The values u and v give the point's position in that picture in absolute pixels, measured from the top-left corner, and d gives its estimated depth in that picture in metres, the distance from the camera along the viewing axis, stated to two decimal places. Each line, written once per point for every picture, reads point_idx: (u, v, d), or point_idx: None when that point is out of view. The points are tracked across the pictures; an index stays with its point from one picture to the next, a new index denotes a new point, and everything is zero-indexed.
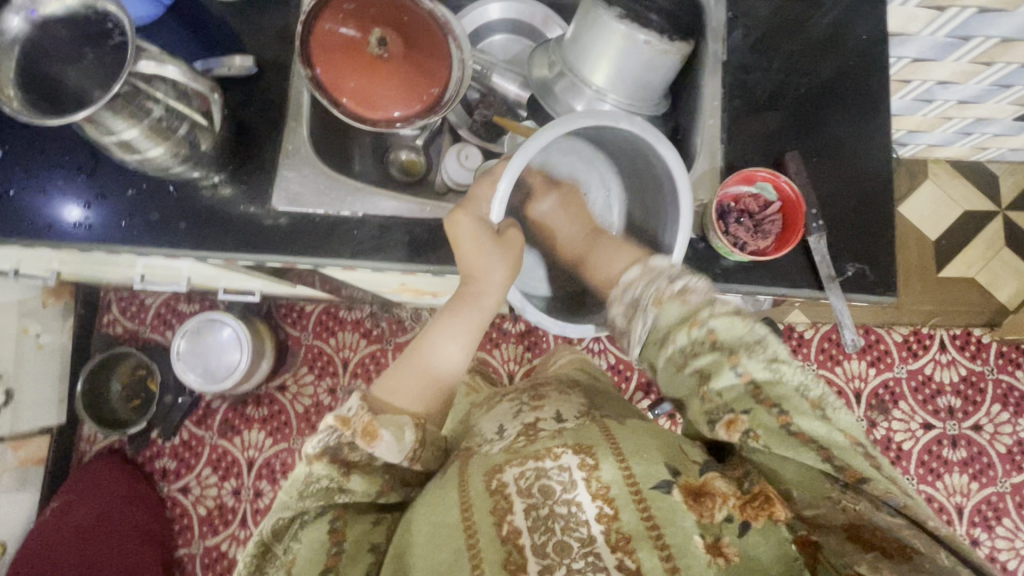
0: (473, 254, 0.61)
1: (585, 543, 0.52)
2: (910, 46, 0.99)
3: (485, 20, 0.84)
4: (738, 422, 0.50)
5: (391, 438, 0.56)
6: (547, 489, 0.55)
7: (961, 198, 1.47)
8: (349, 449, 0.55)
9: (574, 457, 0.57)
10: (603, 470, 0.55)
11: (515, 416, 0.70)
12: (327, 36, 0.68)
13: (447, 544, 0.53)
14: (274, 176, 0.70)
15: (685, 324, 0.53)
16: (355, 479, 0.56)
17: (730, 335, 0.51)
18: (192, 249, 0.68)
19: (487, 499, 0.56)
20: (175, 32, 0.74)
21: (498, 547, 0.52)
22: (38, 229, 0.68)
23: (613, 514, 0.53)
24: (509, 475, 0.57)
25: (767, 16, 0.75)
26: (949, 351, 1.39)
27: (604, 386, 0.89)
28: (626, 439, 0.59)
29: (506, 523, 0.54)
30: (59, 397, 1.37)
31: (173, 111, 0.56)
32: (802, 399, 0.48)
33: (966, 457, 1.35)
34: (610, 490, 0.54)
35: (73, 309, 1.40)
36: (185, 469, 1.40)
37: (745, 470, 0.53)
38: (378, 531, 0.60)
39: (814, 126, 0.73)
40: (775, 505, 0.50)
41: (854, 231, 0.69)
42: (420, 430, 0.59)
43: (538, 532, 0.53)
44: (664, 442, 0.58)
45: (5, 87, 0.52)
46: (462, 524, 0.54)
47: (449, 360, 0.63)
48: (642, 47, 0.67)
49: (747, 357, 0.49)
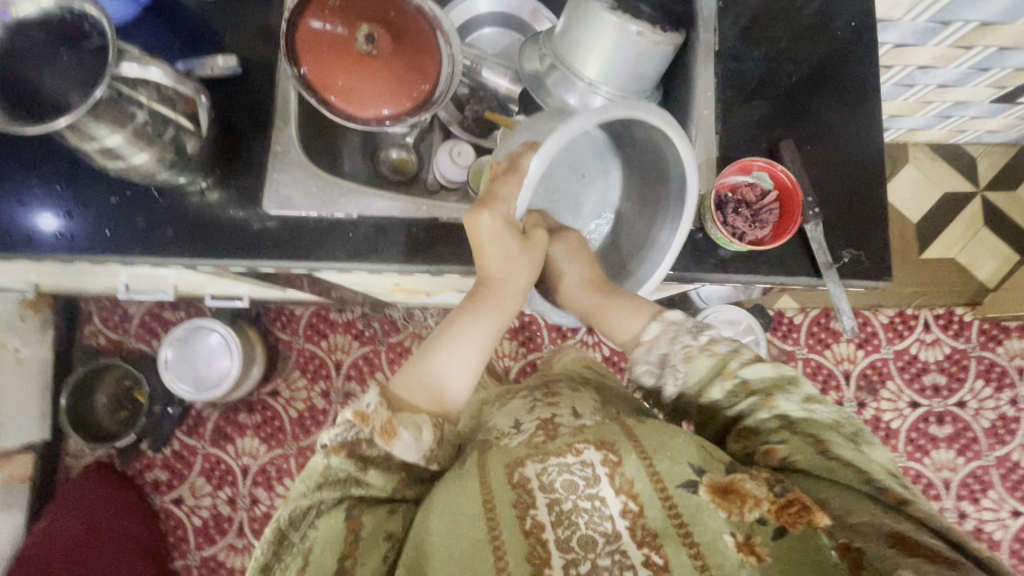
0: (496, 258, 0.60)
1: (611, 539, 0.52)
2: (892, 32, 1.00)
3: (474, 14, 0.83)
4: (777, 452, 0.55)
5: (410, 437, 0.56)
6: (570, 484, 0.56)
7: (941, 180, 1.51)
8: (366, 445, 0.56)
9: (597, 453, 0.58)
10: (626, 466, 0.56)
11: (530, 410, 0.71)
12: (313, 33, 0.67)
13: (469, 536, 0.53)
14: (265, 179, 0.68)
15: (718, 376, 0.57)
16: (374, 475, 0.57)
17: (763, 379, 0.56)
18: (181, 257, 0.66)
19: (509, 492, 0.56)
20: (155, 31, 0.71)
21: (521, 540, 0.52)
22: (16, 241, 0.65)
23: (637, 509, 0.54)
24: (530, 470, 0.58)
25: (755, 4, 0.75)
26: (934, 330, 1.43)
27: (612, 382, 0.90)
28: (646, 434, 0.59)
29: (529, 517, 0.54)
30: (42, 412, 1.33)
31: (157, 115, 0.54)
32: (835, 433, 0.53)
33: (952, 432, 1.39)
34: (635, 486, 0.55)
35: (53, 322, 1.35)
36: (178, 479, 1.37)
37: (777, 478, 0.52)
38: (393, 520, 0.59)
39: (804, 113, 0.73)
40: (814, 511, 0.48)
41: (849, 219, 0.70)
42: (438, 430, 0.59)
43: (562, 527, 0.53)
44: (685, 437, 0.57)
45: None
46: (484, 516, 0.54)
47: (460, 369, 0.62)
48: (633, 36, 0.66)
49: (784, 398, 0.55)
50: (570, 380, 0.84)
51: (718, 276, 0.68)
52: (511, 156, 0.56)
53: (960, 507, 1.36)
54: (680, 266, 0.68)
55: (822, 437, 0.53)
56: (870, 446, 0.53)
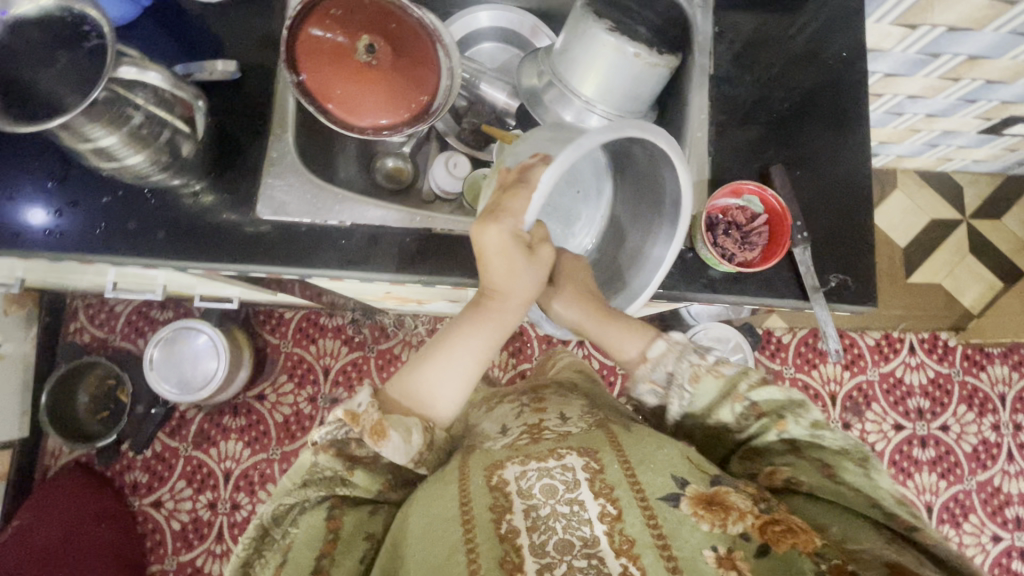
0: (502, 272, 0.57)
1: (589, 544, 0.52)
2: (883, 61, 1.03)
3: (475, 28, 0.84)
4: (781, 472, 0.57)
5: (399, 441, 0.56)
6: (550, 488, 0.56)
7: (928, 207, 1.53)
8: (355, 444, 0.56)
9: (578, 459, 0.58)
10: (606, 471, 0.56)
11: (518, 418, 0.71)
12: (314, 42, 0.68)
13: (444, 537, 0.52)
14: (260, 184, 0.68)
15: (727, 399, 0.58)
16: (359, 474, 0.58)
17: (772, 402, 0.56)
18: (170, 259, 0.66)
19: (487, 495, 0.56)
20: (155, 33, 0.71)
21: (496, 545, 0.52)
22: (2, 238, 0.65)
23: (615, 514, 0.53)
24: (510, 472, 0.58)
25: (750, 30, 0.77)
26: (919, 354, 1.45)
27: (603, 390, 0.90)
28: (631, 442, 0.60)
29: (505, 521, 0.54)
30: (22, 409, 1.31)
31: (154, 118, 0.54)
32: (846, 459, 0.54)
33: (935, 456, 1.40)
34: (614, 490, 0.54)
35: (37, 318, 1.34)
36: (158, 482, 1.35)
37: (762, 494, 0.54)
38: (375, 519, 0.60)
39: (794, 138, 0.74)
40: (800, 533, 0.50)
41: (837, 244, 0.71)
42: (427, 433, 0.59)
43: (537, 532, 0.53)
44: (669, 449, 0.57)
45: None
46: (460, 518, 0.53)
47: (455, 386, 0.60)
48: (630, 57, 0.67)
49: (793, 422, 0.55)
50: (560, 387, 0.84)
51: (707, 296, 0.68)
52: (523, 166, 0.53)
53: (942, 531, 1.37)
54: (670, 284, 0.68)
55: (829, 461, 0.55)
56: (880, 473, 0.52)
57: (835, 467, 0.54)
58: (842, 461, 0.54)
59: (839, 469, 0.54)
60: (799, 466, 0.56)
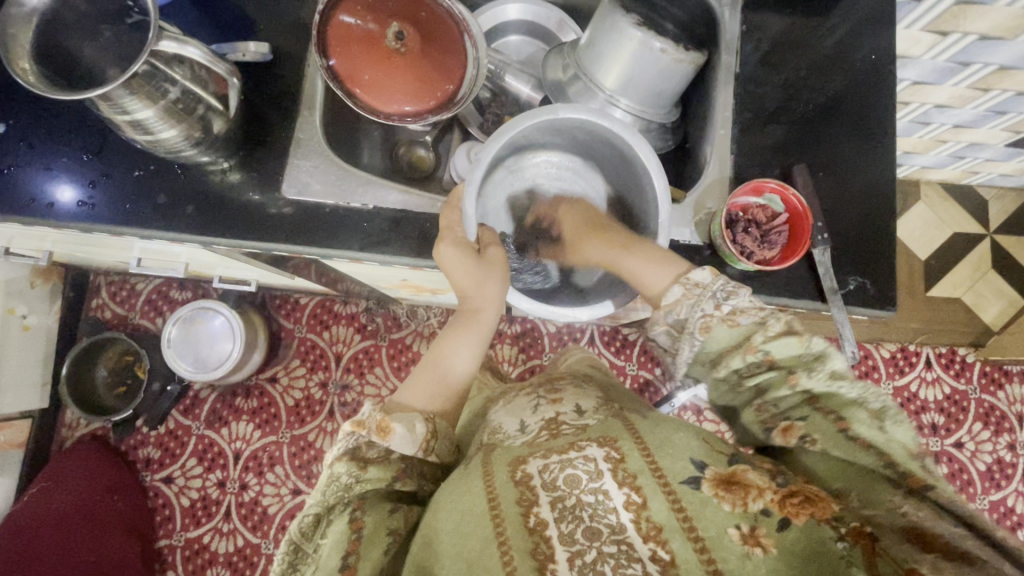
0: (466, 280, 0.64)
1: (616, 531, 0.52)
2: (911, 68, 1.02)
3: (503, 20, 0.84)
4: (796, 429, 0.54)
5: (404, 431, 0.58)
6: (573, 478, 0.56)
7: (951, 220, 1.51)
8: (366, 446, 0.58)
9: (599, 450, 0.58)
10: (629, 460, 0.56)
11: (535, 410, 0.71)
12: (345, 28, 0.69)
13: (474, 532, 0.53)
14: (286, 165, 0.69)
15: (741, 348, 0.55)
16: (373, 470, 0.58)
17: (788, 355, 0.54)
18: (196, 234, 0.67)
19: (513, 489, 0.56)
20: (191, 14, 0.73)
21: (525, 535, 0.52)
22: (37, 208, 0.67)
23: (642, 503, 0.53)
24: (533, 466, 0.58)
25: (777, 30, 0.77)
26: (935, 369, 1.42)
27: (616, 382, 0.91)
28: (649, 431, 0.60)
29: (533, 514, 0.54)
30: (43, 380, 1.34)
31: (189, 93, 0.56)
32: (861, 410, 0.51)
33: (947, 473, 1.38)
34: (638, 479, 0.54)
35: (62, 292, 1.37)
36: (170, 458, 1.38)
37: (779, 470, 0.54)
38: (396, 517, 0.59)
39: (818, 140, 0.74)
40: (817, 502, 0.50)
41: (857, 247, 0.70)
42: (430, 423, 0.62)
43: (565, 522, 0.53)
44: (688, 435, 0.58)
45: (20, 60, 0.51)
46: (489, 512, 0.54)
47: (459, 365, 0.67)
48: (654, 51, 0.68)
49: (806, 375, 0.53)
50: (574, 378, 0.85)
51: None
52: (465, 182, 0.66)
53: None
54: None
55: (845, 415, 0.52)
56: (896, 425, 0.50)
57: (849, 420, 0.52)
58: (857, 411, 0.51)
59: (853, 421, 0.51)
60: (815, 420, 0.53)
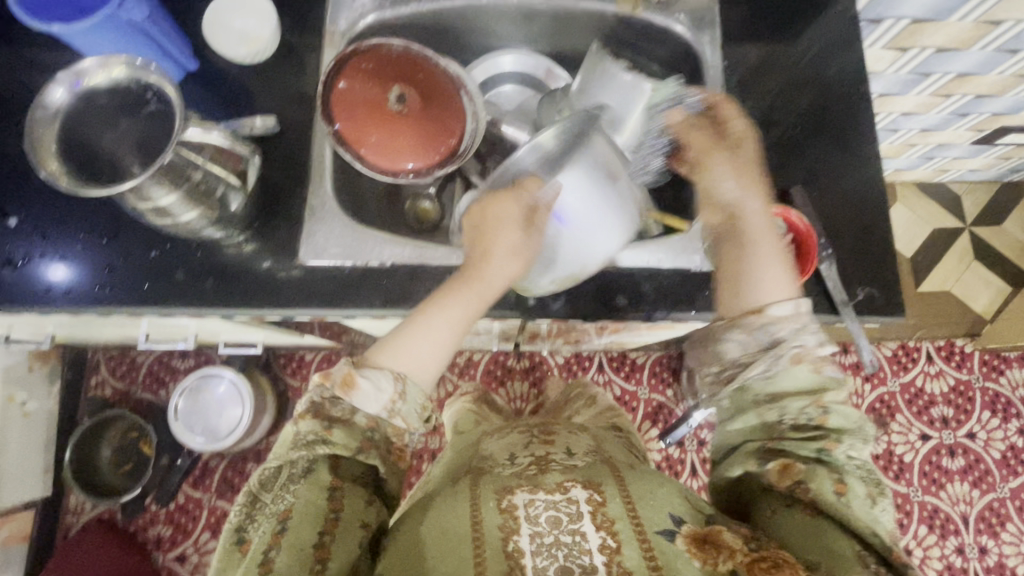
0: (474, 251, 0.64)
1: (587, 570, 0.55)
2: (877, 82, 1.09)
3: (497, 70, 0.88)
4: (795, 471, 0.59)
5: (370, 388, 0.59)
6: (554, 518, 0.60)
7: (929, 217, 1.57)
8: (330, 404, 0.60)
9: (582, 492, 0.64)
10: (608, 505, 0.62)
11: (525, 447, 0.78)
12: (349, 96, 0.72)
13: (454, 552, 0.58)
14: (302, 232, 0.70)
15: (811, 396, 0.59)
16: (339, 433, 0.60)
17: (840, 421, 0.59)
18: (217, 308, 0.68)
19: (497, 517, 0.61)
20: (195, 94, 0.75)
21: (501, 560, 0.57)
22: (55, 297, 0.67)
23: (615, 546, 0.57)
24: (518, 499, 0.63)
25: (757, 62, 0.81)
26: (937, 362, 1.46)
27: (614, 433, 0.95)
28: (632, 484, 0.66)
29: (511, 540, 0.58)
30: (45, 467, 1.30)
31: (211, 174, 0.57)
32: (858, 485, 0.58)
33: (964, 465, 1.40)
34: (615, 523, 0.59)
35: (61, 373, 1.34)
36: (182, 534, 1.33)
37: (755, 535, 0.59)
38: (371, 510, 0.63)
39: (809, 159, 0.77)
40: (785, 566, 0.53)
41: (862, 258, 0.73)
42: (400, 383, 0.61)
43: (540, 555, 0.57)
44: (668, 490, 0.66)
45: (49, 161, 0.53)
46: (471, 535, 0.60)
47: (422, 364, 0.62)
48: (663, 111, 0.74)
49: (841, 444, 0.59)
50: (568, 426, 0.90)
51: None
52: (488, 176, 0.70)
53: (981, 542, 1.36)
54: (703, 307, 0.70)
55: (845, 480, 0.58)
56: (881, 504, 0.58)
57: (847, 485, 0.58)
58: (856, 484, 0.58)
59: (850, 486, 0.58)
60: (819, 476, 0.59)
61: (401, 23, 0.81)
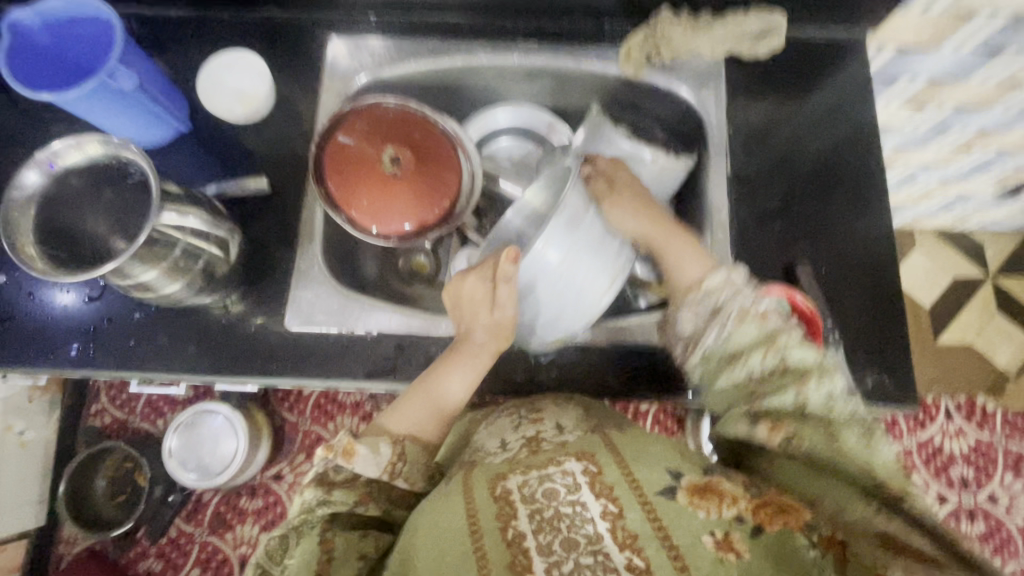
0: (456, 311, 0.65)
1: (592, 541, 0.50)
2: (893, 136, 1.05)
3: (495, 125, 0.85)
4: (784, 428, 0.53)
5: (368, 452, 0.59)
6: (551, 491, 0.53)
7: (950, 265, 1.51)
8: (333, 473, 0.58)
9: (577, 464, 0.56)
10: (606, 473, 0.55)
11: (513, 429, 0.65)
12: (345, 156, 0.71)
13: (452, 546, 0.51)
14: (288, 295, 0.69)
15: (751, 375, 0.56)
16: (340, 493, 0.58)
17: (803, 361, 0.55)
18: (199, 374, 0.67)
19: (491, 504, 0.54)
20: (190, 150, 0.74)
21: (503, 549, 0.50)
22: (40, 357, 0.66)
23: (618, 512, 0.51)
24: (512, 481, 0.56)
25: (767, 125, 0.78)
26: (956, 419, 1.39)
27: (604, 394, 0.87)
28: (626, 447, 0.59)
29: (511, 527, 0.52)
30: (40, 497, 1.30)
31: (190, 249, 0.56)
32: (857, 431, 0.51)
33: (985, 530, 1.33)
34: (615, 490, 0.53)
35: (61, 401, 1.35)
36: (172, 570, 1.32)
37: (754, 482, 0.55)
38: (368, 540, 0.58)
39: (819, 231, 0.74)
40: (791, 511, 0.50)
41: (873, 342, 0.69)
42: (398, 445, 0.61)
43: (543, 533, 0.51)
44: (663, 449, 0.59)
45: (28, 248, 0.53)
46: (467, 529, 0.52)
47: (454, 389, 0.64)
48: (665, 175, 0.73)
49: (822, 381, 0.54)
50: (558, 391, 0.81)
51: None
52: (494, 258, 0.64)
53: None
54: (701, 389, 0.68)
55: (839, 428, 0.52)
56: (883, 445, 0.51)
57: (840, 430, 0.51)
58: (852, 429, 0.52)
59: (844, 434, 0.51)
60: (809, 431, 0.52)
61: (399, 80, 0.79)
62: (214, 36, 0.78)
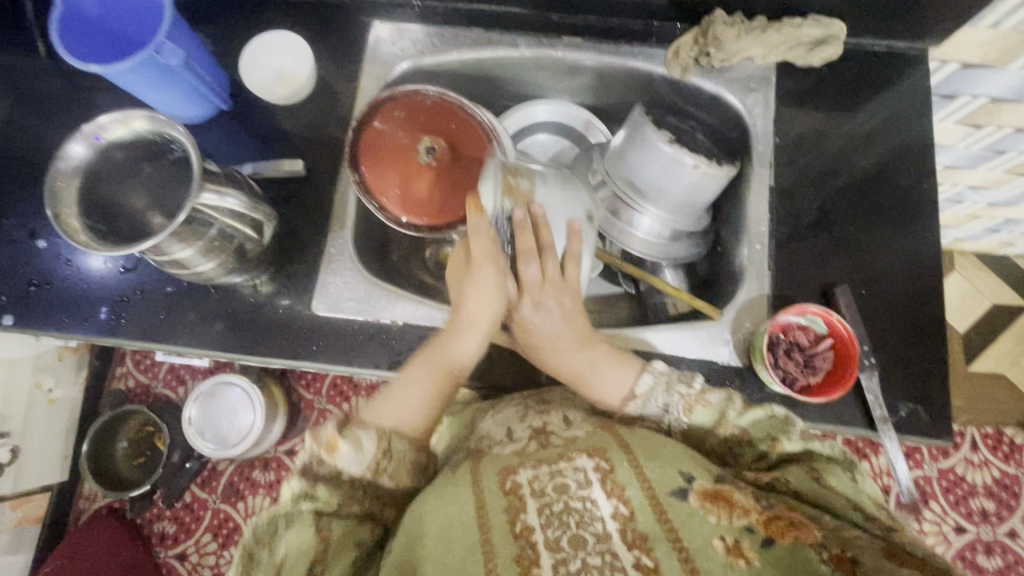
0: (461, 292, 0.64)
1: (601, 540, 0.49)
2: (944, 154, 1.01)
3: (533, 119, 0.85)
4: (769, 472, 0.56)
5: (352, 449, 0.56)
6: (562, 486, 0.52)
7: (989, 291, 1.46)
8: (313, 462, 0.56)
9: (588, 461, 0.54)
10: (618, 472, 0.53)
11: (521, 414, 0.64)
12: (380, 142, 0.70)
13: (461, 538, 0.50)
14: (317, 280, 0.69)
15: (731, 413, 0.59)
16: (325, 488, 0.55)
17: (760, 424, 0.59)
18: (226, 352, 0.67)
19: (501, 497, 0.52)
20: (229, 128, 0.75)
21: (511, 542, 0.49)
22: (72, 323, 0.68)
23: (629, 514, 0.50)
24: (523, 475, 0.54)
25: (814, 137, 0.75)
26: (981, 450, 1.35)
27: None
28: (638, 442, 0.56)
29: (520, 520, 0.51)
30: (64, 453, 1.35)
31: (225, 230, 0.57)
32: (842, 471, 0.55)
33: (1001, 565, 1.29)
34: (627, 492, 0.51)
35: (88, 362, 1.39)
36: (185, 534, 1.36)
37: (761, 494, 0.53)
38: (364, 527, 0.58)
39: (861, 252, 0.71)
40: (801, 525, 0.49)
41: (910, 371, 0.67)
42: (383, 441, 0.59)
43: (552, 527, 0.50)
44: (677, 446, 0.55)
45: (70, 219, 0.54)
46: (477, 521, 0.51)
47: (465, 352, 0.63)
48: (708, 180, 0.70)
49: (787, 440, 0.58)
50: None
51: None
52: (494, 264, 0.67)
53: None
54: None
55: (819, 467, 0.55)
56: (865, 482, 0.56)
57: (823, 471, 0.55)
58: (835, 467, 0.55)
59: (826, 472, 0.55)
60: (794, 472, 0.55)
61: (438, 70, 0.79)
62: (258, 14, 0.77)
